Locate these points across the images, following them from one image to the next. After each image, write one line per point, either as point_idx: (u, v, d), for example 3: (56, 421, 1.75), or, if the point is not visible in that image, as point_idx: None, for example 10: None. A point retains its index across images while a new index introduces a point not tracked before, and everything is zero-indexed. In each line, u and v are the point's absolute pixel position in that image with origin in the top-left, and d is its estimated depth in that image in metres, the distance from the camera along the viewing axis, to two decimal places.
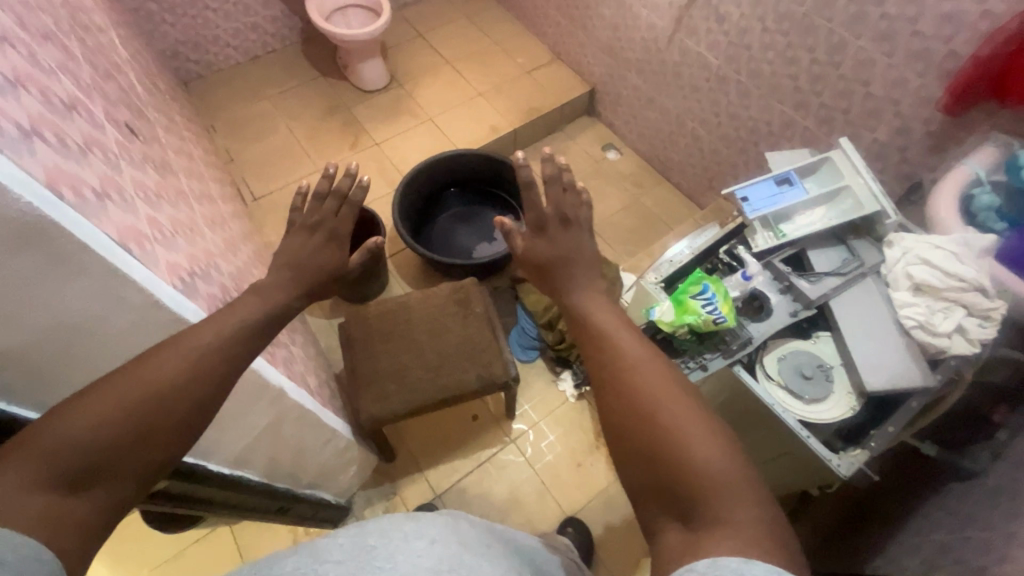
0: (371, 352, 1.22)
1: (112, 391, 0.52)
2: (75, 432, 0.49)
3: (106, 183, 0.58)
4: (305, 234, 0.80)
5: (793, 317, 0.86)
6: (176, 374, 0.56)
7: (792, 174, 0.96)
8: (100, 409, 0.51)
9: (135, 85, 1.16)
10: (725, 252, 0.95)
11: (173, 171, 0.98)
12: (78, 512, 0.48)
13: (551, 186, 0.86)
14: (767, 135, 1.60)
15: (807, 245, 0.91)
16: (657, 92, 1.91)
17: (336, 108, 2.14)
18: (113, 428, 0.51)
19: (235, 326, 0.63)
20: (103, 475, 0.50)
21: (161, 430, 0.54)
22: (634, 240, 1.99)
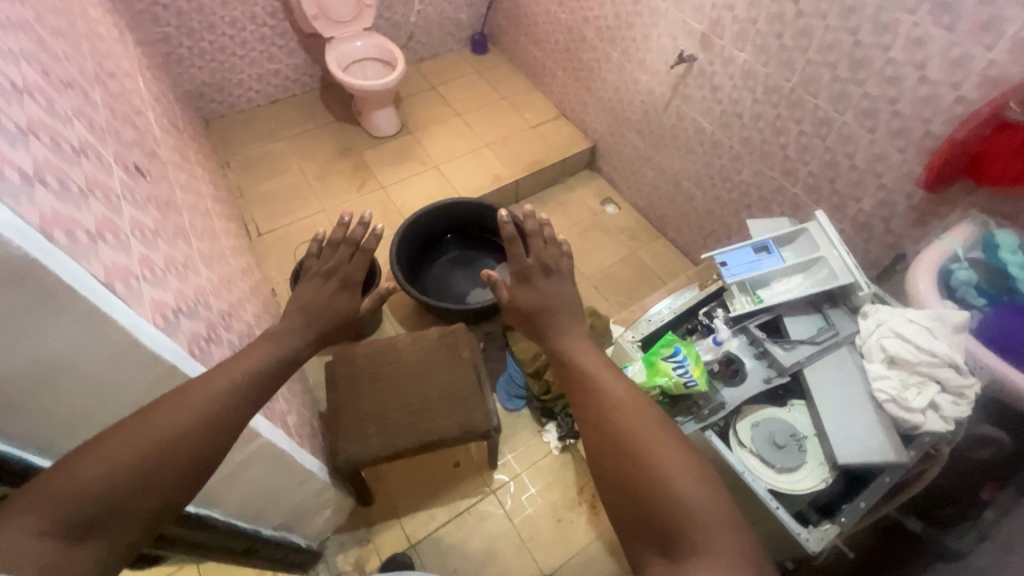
0: (354, 393, 1.22)
1: (122, 441, 0.57)
2: (86, 482, 0.54)
3: (102, 225, 0.61)
4: (319, 281, 0.87)
5: (767, 383, 0.86)
6: (183, 425, 0.60)
7: (770, 242, 0.98)
8: (110, 459, 0.56)
9: (152, 126, 1.22)
10: (705, 313, 0.98)
11: (177, 208, 1.03)
12: (84, 558, 0.53)
13: (534, 239, 0.94)
14: (758, 199, 1.65)
15: (784, 312, 0.92)
16: (655, 152, 1.98)
17: (347, 152, 2.23)
18: (121, 477, 0.55)
19: (239, 377, 0.68)
20: (109, 523, 0.54)
21: (166, 479, 0.58)
22: (629, 292, 2.01)
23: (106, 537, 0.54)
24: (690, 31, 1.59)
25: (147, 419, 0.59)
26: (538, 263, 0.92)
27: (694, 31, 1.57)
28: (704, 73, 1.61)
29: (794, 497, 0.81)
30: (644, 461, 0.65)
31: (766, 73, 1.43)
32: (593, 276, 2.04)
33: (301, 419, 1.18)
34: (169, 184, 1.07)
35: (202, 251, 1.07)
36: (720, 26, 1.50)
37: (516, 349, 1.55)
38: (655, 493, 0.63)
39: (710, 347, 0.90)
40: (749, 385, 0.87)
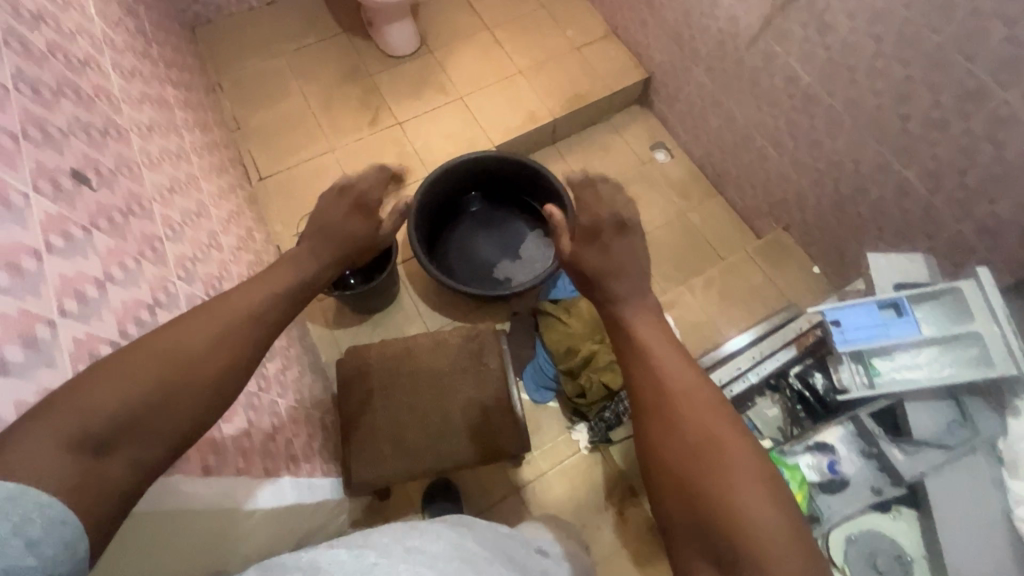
0: (367, 406, 1.09)
1: (142, 360, 0.55)
2: (107, 397, 0.51)
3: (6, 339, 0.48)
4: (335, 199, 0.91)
5: (878, 491, 1.05)
6: (198, 348, 0.59)
7: (905, 304, 1.07)
8: (131, 376, 0.53)
9: (110, 77, 0.97)
10: (796, 381, 1.15)
11: (142, 208, 0.81)
12: (113, 471, 0.50)
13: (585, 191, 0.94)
14: (852, 174, 1.36)
15: (908, 397, 1.06)
16: (725, 96, 1.64)
17: (357, 73, 1.90)
18: (144, 392, 0.53)
19: (259, 310, 0.68)
20: (133, 435, 0.51)
21: (189, 396, 0.57)
22: (676, 262, 1.78)
23: (132, 449, 0.51)
24: None
25: (164, 339, 0.58)
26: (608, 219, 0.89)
27: None
28: (814, 4, 1.23)
29: None
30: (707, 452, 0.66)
31: (905, 18, 1.07)
32: None
33: (312, 432, 1.07)
34: (131, 170, 0.84)
35: (182, 256, 0.87)
36: None
37: (549, 340, 1.39)
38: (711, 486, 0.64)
39: (821, 468, 1.07)
40: (853, 484, 1.07)
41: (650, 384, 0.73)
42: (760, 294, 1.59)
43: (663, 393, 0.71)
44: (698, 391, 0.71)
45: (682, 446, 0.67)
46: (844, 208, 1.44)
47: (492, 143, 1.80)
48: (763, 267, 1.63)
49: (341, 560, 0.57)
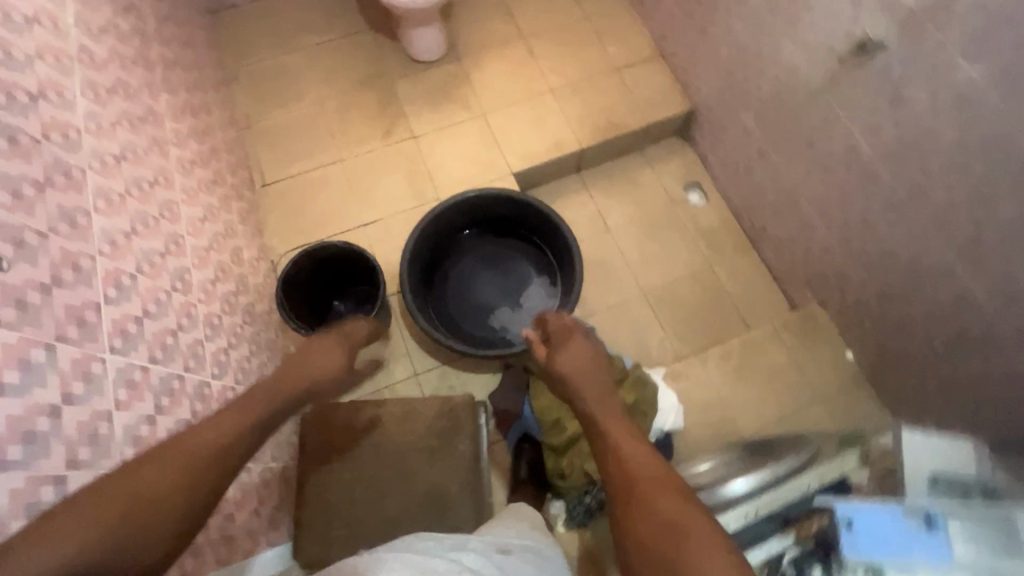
0: (324, 475, 1.04)
1: (96, 505, 0.59)
2: (53, 549, 0.54)
3: None
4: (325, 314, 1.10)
5: None
6: (166, 480, 0.63)
7: (932, 514, 0.84)
8: (82, 524, 0.57)
9: (78, 104, 0.89)
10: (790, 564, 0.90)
11: (79, 270, 0.74)
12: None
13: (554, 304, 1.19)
14: (906, 268, 1.19)
15: None
16: (773, 148, 1.46)
17: (377, 77, 1.78)
18: (99, 539, 0.57)
19: (238, 431, 0.72)
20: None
21: (146, 537, 0.60)
22: (694, 322, 1.63)
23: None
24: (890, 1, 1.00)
25: (125, 479, 0.61)
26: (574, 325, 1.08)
27: (899, 5, 0.98)
28: (890, 73, 1.05)
29: None
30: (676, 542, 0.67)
31: (1000, 112, 0.89)
32: (654, 291, 1.66)
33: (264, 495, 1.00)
34: (73, 224, 0.77)
35: (124, 318, 0.80)
36: (946, 9, 0.92)
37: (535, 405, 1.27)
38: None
39: None
40: None
41: (623, 468, 0.78)
42: (781, 375, 1.43)
43: (630, 479, 0.76)
44: (666, 480, 0.75)
45: (646, 527, 0.70)
46: (891, 300, 1.26)
47: (509, 170, 1.67)
48: (788, 343, 1.47)
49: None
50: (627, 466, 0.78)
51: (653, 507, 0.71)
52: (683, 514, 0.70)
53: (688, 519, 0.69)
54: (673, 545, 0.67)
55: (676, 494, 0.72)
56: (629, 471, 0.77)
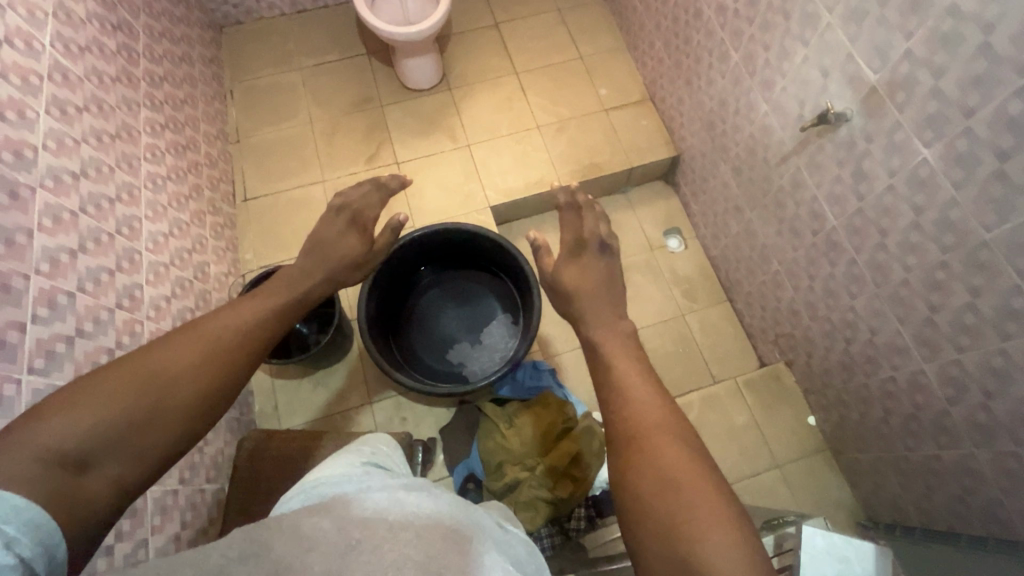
0: (253, 505, 1.06)
1: (121, 377, 0.58)
2: (79, 416, 0.54)
3: None
4: (332, 214, 1.08)
5: None
6: (193, 357, 0.63)
7: None
8: (109, 392, 0.56)
9: (39, 123, 0.91)
10: None
11: (6, 290, 0.76)
12: (89, 487, 0.53)
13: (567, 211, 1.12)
14: (865, 342, 1.16)
15: None
16: (747, 204, 1.45)
17: (368, 102, 1.81)
18: (129, 404, 0.56)
19: (258, 319, 0.73)
20: (110, 455, 0.54)
21: (177, 407, 0.59)
22: (660, 372, 1.60)
23: (108, 467, 0.54)
24: (854, 75, 1.00)
25: (151, 354, 0.61)
26: (596, 238, 1.07)
27: (863, 80, 0.98)
28: (853, 145, 1.04)
29: None
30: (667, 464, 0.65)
31: (951, 199, 0.88)
32: None
33: (187, 520, 0.99)
34: (9, 244, 0.79)
35: (52, 338, 0.82)
36: (906, 89, 0.90)
37: (483, 446, 1.27)
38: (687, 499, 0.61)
39: None
40: None
41: (627, 407, 0.73)
42: (739, 436, 1.41)
43: (627, 416, 0.72)
44: (671, 425, 0.69)
45: (649, 464, 0.65)
46: (852, 371, 1.23)
47: (488, 203, 1.68)
48: (749, 403, 1.44)
49: (326, 534, 0.47)
50: (632, 405, 0.73)
51: (656, 454, 0.66)
52: (684, 465, 0.64)
53: (689, 470, 0.64)
54: (672, 498, 0.61)
55: (680, 442, 0.67)
56: (636, 413, 0.72)
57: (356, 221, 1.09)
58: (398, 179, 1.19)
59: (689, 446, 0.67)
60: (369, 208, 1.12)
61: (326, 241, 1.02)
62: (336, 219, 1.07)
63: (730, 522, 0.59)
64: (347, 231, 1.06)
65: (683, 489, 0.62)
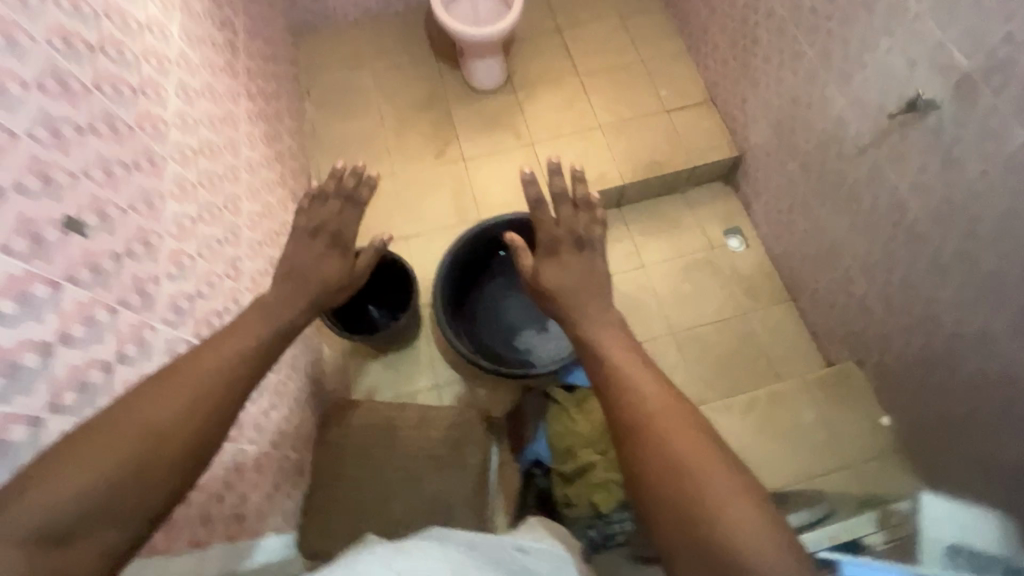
0: (336, 469, 1.08)
1: (100, 447, 0.56)
2: (57, 489, 0.52)
3: None
4: (307, 237, 0.99)
5: None
6: (170, 414, 0.62)
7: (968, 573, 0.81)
8: (86, 462, 0.55)
9: (170, 101, 1.00)
10: None
11: (147, 246, 0.82)
12: (73, 560, 0.52)
13: (562, 205, 0.97)
14: (950, 335, 1.14)
15: None
16: (817, 200, 1.44)
17: (435, 102, 1.89)
18: (110, 471, 0.56)
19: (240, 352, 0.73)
20: (93, 525, 0.54)
21: (163, 463, 0.60)
22: (722, 368, 1.60)
23: (94, 535, 0.54)
24: (944, 62, 1.00)
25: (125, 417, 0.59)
26: (570, 235, 0.95)
27: (955, 67, 0.98)
28: (941, 133, 1.03)
29: None
30: (677, 456, 0.65)
31: None
32: (683, 331, 1.65)
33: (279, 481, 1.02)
34: (150, 205, 0.85)
35: (179, 294, 0.88)
36: (1003, 73, 0.90)
37: (551, 431, 1.29)
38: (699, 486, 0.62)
39: None
40: None
41: (623, 394, 0.73)
42: (806, 437, 1.36)
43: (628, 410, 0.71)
44: (672, 410, 0.69)
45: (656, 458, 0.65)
46: (935, 367, 1.21)
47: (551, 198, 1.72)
48: (818, 401, 1.41)
49: None
50: (627, 391, 0.73)
51: (663, 443, 0.66)
52: (691, 449, 0.65)
53: (698, 452, 0.65)
54: (685, 485, 0.63)
55: (683, 422, 0.68)
56: (635, 404, 0.71)
57: (336, 244, 1.00)
58: (357, 179, 1.01)
59: (696, 424, 0.68)
60: (347, 228, 1.01)
61: (302, 267, 0.96)
62: (313, 243, 0.99)
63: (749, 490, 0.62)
64: (330, 253, 0.99)
65: (692, 475, 0.63)
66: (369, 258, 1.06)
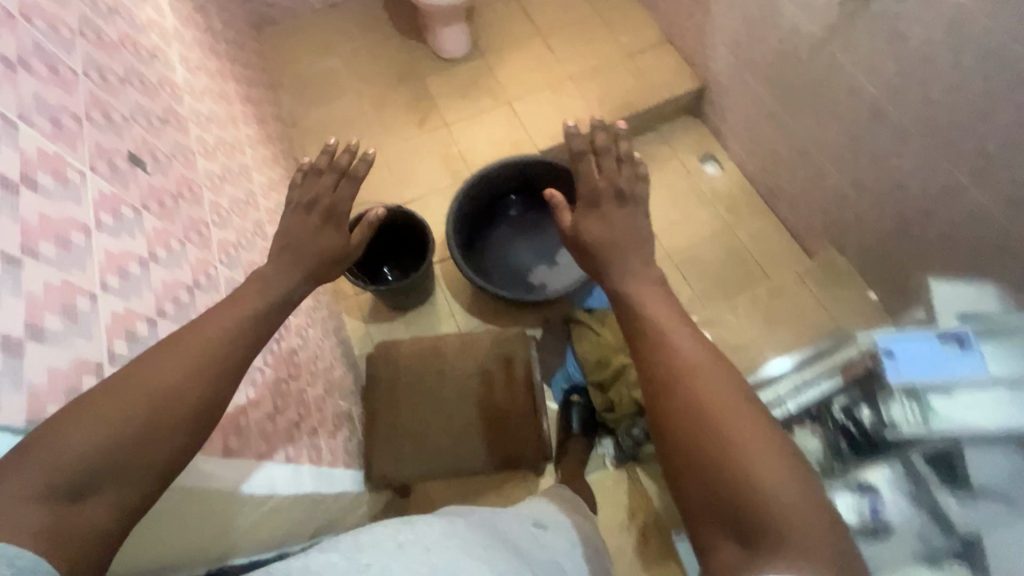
0: (394, 402, 1.18)
1: (107, 402, 0.49)
2: (60, 447, 0.46)
3: (115, 266, 0.59)
4: (301, 213, 0.76)
5: (923, 547, 0.84)
6: (181, 368, 0.54)
7: (967, 335, 0.92)
8: (89, 421, 0.48)
9: (177, 70, 1.02)
10: (838, 411, 0.97)
11: (194, 193, 0.85)
12: (85, 523, 0.45)
13: (605, 158, 0.84)
14: (920, 198, 1.27)
15: (964, 443, 0.86)
16: (782, 108, 1.57)
17: (408, 76, 1.94)
18: (117, 429, 0.49)
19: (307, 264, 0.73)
20: (104, 484, 0.47)
21: (174, 422, 0.52)
22: (719, 279, 1.71)
23: (106, 495, 0.47)
24: None
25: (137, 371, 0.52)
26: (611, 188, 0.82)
27: None
28: (885, 13, 1.16)
29: None
30: (715, 413, 0.59)
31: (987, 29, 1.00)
32: (678, 253, 1.75)
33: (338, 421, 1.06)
34: (186, 157, 0.88)
35: (227, 242, 0.91)
36: None
37: (579, 350, 1.36)
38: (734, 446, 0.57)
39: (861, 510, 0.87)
40: (900, 535, 0.86)
41: (661, 342, 0.66)
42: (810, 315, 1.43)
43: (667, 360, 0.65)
44: (714, 364, 0.63)
45: (686, 409, 0.60)
46: (910, 233, 1.34)
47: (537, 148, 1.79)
48: (814, 290, 1.57)
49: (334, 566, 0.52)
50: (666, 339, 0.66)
51: (698, 391, 0.61)
52: (729, 403, 0.60)
53: (735, 409, 0.59)
54: (719, 443, 0.57)
55: (723, 376, 0.62)
56: (670, 355, 0.65)
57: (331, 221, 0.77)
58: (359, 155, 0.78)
59: (735, 379, 0.62)
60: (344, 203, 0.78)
61: (298, 246, 0.74)
62: (306, 220, 0.76)
63: (785, 456, 0.56)
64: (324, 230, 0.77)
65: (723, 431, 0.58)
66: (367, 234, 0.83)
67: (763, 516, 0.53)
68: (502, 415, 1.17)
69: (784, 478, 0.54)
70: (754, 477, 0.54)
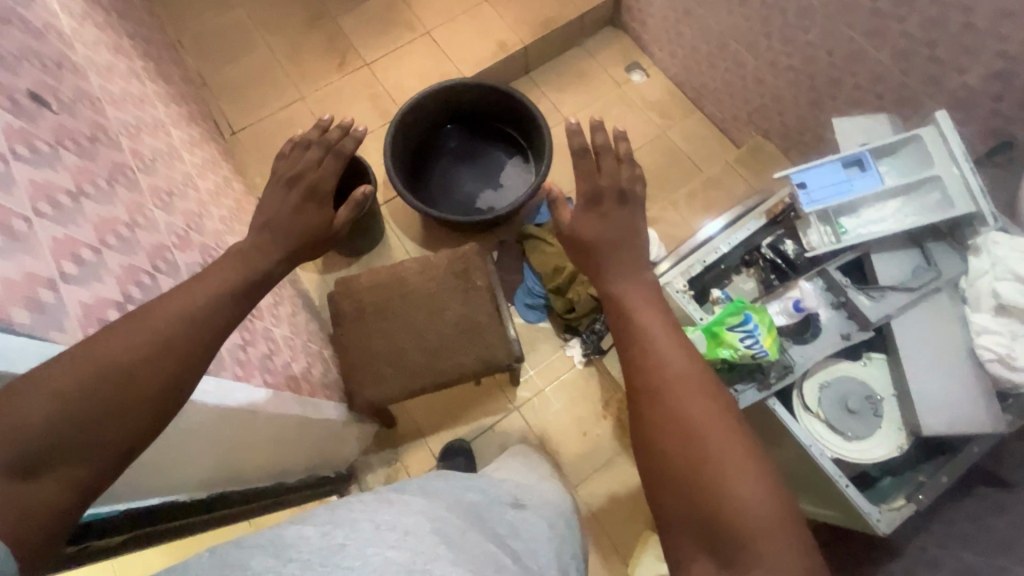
0: (365, 331, 1.20)
1: (66, 376, 0.51)
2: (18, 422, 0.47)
3: (41, 196, 0.60)
4: (282, 189, 0.79)
5: (844, 336, 1.04)
6: (144, 348, 0.56)
7: (865, 156, 1.11)
8: (47, 399, 0.49)
9: (60, 16, 0.94)
10: (768, 249, 1.17)
11: (111, 138, 0.82)
12: (42, 496, 0.47)
13: (605, 156, 0.84)
14: (827, 69, 1.36)
15: (870, 249, 1.08)
16: (696, 3, 1.60)
17: (318, 18, 1.84)
18: (76, 405, 0.50)
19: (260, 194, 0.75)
20: (62, 460, 0.49)
21: (138, 404, 0.54)
22: (658, 182, 1.78)
23: (63, 470, 0.49)
24: None
25: (95, 346, 0.53)
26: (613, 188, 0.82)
27: None
28: None
29: (873, 458, 1.04)
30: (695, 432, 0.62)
31: None
32: None
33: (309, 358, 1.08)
34: (94, 104, 0.84)
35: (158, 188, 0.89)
36: None
37: (536, 261, 1.41)
38: (712, 469, 0.60)
39: (788, 312, 1.06)
40: (824, 333, 1.06)
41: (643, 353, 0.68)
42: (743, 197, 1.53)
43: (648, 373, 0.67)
44: (693, 379, 0.66)
45: (663, 425, 0.64)
46: (823, 106, 1.44)
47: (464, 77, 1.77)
48: (743, 174, 1.64)
49: (306, 537, 0.54)
50: (649, 351, 0.68)
51: (677, 408, 0.64)
52: (711, 423, 0.63)
53: (714, 425, 0.62)
54: (694, 461, 0.61)
55: (703, 395, 0.65)
56: (653, 365, 0.67)
57: (313, 198, 0.80)
58: (353, 137, 0.84)
59: (714, 400, 0.65)
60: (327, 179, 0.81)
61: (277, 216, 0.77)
62: (287, 195, 0.79)
63: (763, 476, 0.60)
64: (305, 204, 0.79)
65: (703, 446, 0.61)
66: (353, 212, 0.85)
67: (737, 531, 0.57)
68: (472, 327, 1.21)
69: (761, 498, 0.58)
70: (733, 495, 0.58)
